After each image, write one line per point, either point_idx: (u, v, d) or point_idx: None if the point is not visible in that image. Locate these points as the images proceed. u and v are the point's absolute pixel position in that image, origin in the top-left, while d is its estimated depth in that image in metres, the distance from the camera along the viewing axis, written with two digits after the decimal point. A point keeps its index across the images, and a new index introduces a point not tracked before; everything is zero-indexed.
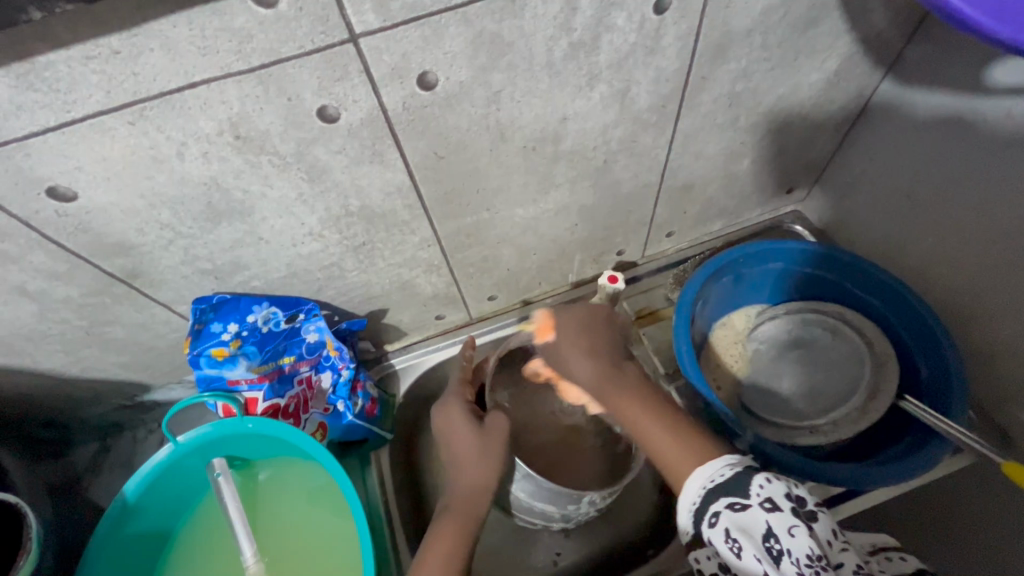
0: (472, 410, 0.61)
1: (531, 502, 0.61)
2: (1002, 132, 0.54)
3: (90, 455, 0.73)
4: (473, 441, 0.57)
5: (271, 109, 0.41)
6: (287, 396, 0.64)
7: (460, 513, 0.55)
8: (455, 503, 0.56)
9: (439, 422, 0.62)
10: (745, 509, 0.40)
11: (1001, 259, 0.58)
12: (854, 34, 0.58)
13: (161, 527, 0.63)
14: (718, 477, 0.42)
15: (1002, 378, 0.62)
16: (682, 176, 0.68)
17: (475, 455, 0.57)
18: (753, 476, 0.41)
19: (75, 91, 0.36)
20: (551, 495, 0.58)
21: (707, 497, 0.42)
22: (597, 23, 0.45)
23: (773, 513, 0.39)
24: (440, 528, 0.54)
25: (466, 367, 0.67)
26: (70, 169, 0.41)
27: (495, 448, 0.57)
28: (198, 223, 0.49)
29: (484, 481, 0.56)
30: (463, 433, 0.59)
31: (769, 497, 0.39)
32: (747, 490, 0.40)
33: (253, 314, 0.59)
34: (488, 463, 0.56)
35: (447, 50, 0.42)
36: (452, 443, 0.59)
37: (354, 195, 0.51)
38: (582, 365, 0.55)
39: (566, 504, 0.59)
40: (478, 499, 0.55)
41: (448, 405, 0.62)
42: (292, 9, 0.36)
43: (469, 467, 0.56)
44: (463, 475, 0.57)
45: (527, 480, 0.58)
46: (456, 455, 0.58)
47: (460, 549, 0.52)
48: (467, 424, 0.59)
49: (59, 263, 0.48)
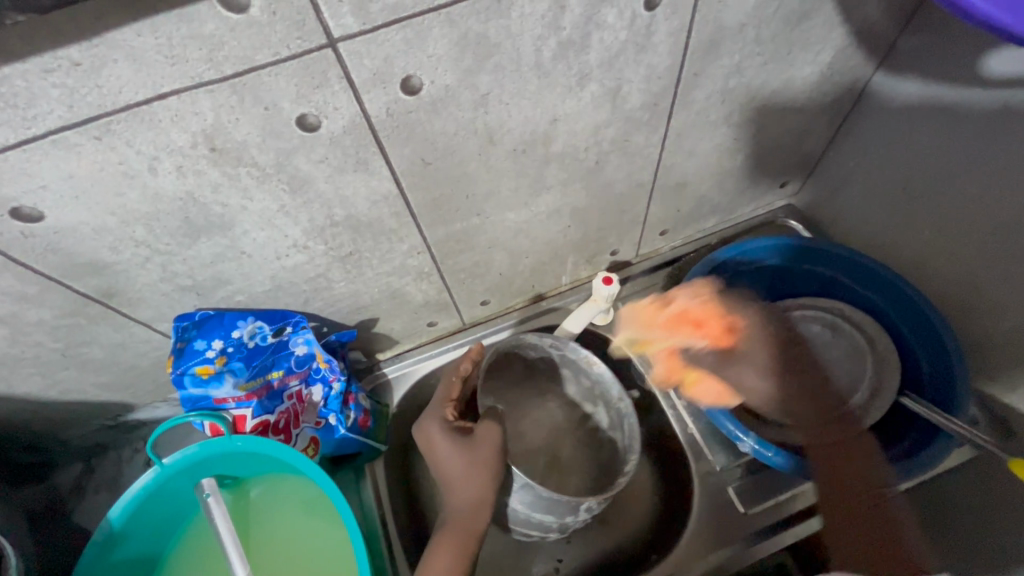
0: (453, 426, 0.58)
1: (529, 514, 0.59)
2: (1002, 125, 0.54)
3: (74, 477, 0.70)
4: (456, 461, 0.56)
5: (247, 119, 0.39)
6: (277, 412, 0.61)
7: (457, 529, 0.54)
8: (452, 518, 0.55)
9: (421, 439, 0.59)
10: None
11: (1000, 251, 0.58)
12: (847, 27, 0.57)
13: (149, 552, 0.61)
14: None
15: (1004, 370, 0.62)
16: (676, 175, 0.66)
17: (463, 472, 0.55)
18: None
19: (35, 106, 0.34)
20: (548, 505, 0.57)
21: None
22: (586, 21, 0.43)
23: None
24: (440, 541, 0.54)
25: (451, 381, 0.64)
26: (34, 187, 0.38)
27: (482, 462, 0.55)
28: (176, 239, 0.46)
29: (478, 496, 0.55)
30: (446, 453, 0.57)
31: None
32: None
33: (239, 329, 0.57)
34: (479, 476, 0.55)
35: (430, 53, 0.40)
36: (439, 463, 0.57)
37: (339, 205, 0.49)
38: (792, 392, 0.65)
39: (563, 514, 0.58)
40: (477, 512, 0.55)
41: (426, 425, 0.59)
42: (265, 14, 0.34)
43: (460, 485, 0.55)
44: (455, 494, 0.55)
45: (525, 490, 0.56)
46: (448, 474, 0.56)
47: (462, 563, 0.53)
48: (451, 443, 0.57)
49: (29, 285, 0.46)
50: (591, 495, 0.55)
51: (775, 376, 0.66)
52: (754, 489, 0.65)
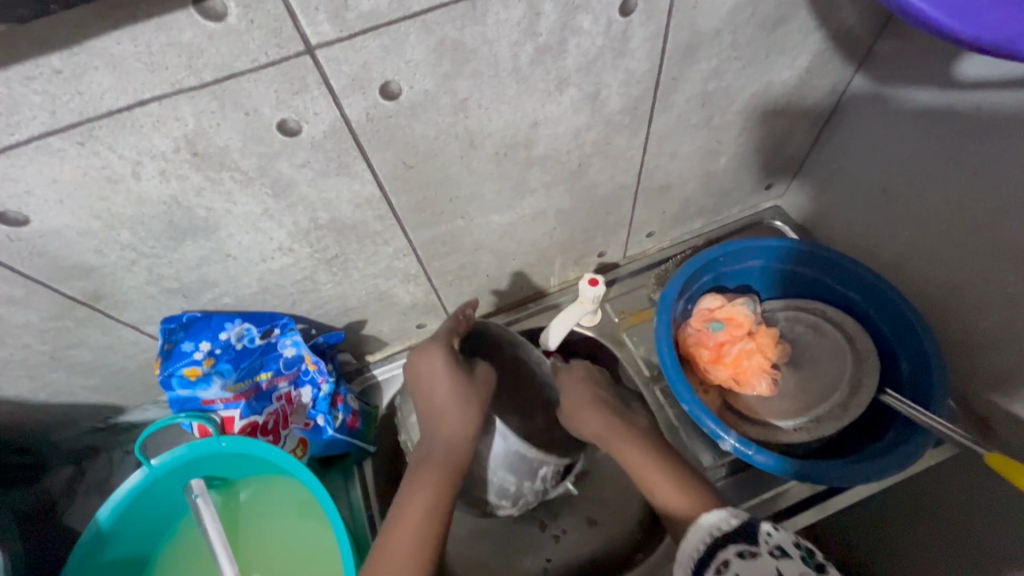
0: (456, 358, 0.56)
1: (492, 474, 0.58)
2: (977, 124, 0.54)
3: (65, 480, 0.68)
4: (451, 393, 0.54)
5: (228, 124, 0.40)
6: (265, 413, 0.62)
7: (442, 466, 0.54)
8: (435, 452, 0.55)
9: (416, 364, 0.58)
10: (755, 557, 0.44)
11: (978, 250, 0.59)
12: (824, 31, 0.58)
13: (139, 551, 0.62)
14: (728, 524, 0.48)
15: (983, 370, 0.62)
16: (659, 177, 0.67)
17: (456, 405, 0.54)
18: (760, 526, 0.47)
19: (18, 113, 0.35)
20: (516, 464, 0.57)
21: (717, 544, 0.47)
22: (562, 27, 0.44)
23: (782, 558, 0.44)
24: (420, 478, 0.54)
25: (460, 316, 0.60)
26: (20, 192, 0.39)
27: (473, 400, 0.54)
28: (161, 242, 0.47)
29: (465, 436, 0.54)
30: (441, 383, 0.55)
31: (777, 545, 0.45)
32: (757, 539, 0.46)
33: (226, 331, 0.58)
34: (472, 412, 0.54)
35: (408, 59, 0.41)
36: (432, 390, 0.56)
37: (323, 208, 0.50)
38: (591, 404, 0.61)
39: (524, 478, 0.59)
40: (462, 451, 0.54)
41: (429, 350, 0.57)
42: (242, 22, 0.34)
43: (450, 419, 0.54)
44: (444, 427, 0.55)
45: (500, 441, 0.57)
46: (438, 407, 0.55)
47: (442, 497, 0.53)
48: (450, 374, 0.55)
49: (16, 288, 0.46)
50: (556, 457, 0.59)
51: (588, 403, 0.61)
52: (738, 489, 0.66)
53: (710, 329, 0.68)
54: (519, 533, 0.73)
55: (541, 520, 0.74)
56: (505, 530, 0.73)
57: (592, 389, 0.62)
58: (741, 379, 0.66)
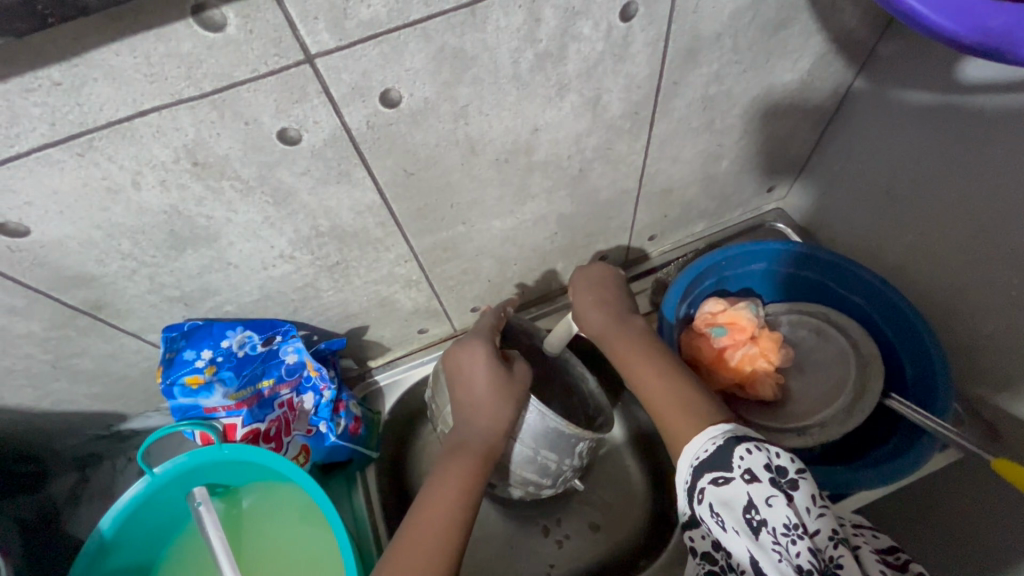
0: (497, 353, 0.56)
1: (534, 453, 0.56)
2: (981, 125, 0.54)
3: (69, 485, 0.68)
4: (490, 387, 0.54)
5: (227, 134, 0.40)
6: (267, 420, 0.62)
7: (477, 458, 0.52)
8: (470, 442, 0.53)
9: (455, 357, 0.57)
10: (729, 483, 0.41)
11: (984, 253, 0.58)
12: (825, 33, 0.58)
13: (142, 559, 0.61)
14: (710, 446, 0.43)
15: (988, 373, 0.61)
16: (661, 181, 0.67)
17: (493, 397, 0.53)
18: (734, 448, 0.42)
19: (17, 125, 0.35)
20: (554, 439, 0.55)
21: (697, 473, 0.43)
22: (562, 34, 0.44)
23: (753, 484, 0.40)
24: (445, 471, 0.51)
25: (499, 316, 0.62)
26: (20, 204, 0.39)
27: (512, 397, 0.53)
28: (162, 251, 0.47)
29: (498, 431, 0.53)
30: (480, 376, 0.55)
31: (749, 468, 0.40)
32: (729, 463, 0.41)
33: (228, 338, 0.57)
34: (508, 411, 0.53)
35: (408, 66, 0.41)
36: (468, 381, 0.55)
37: (323, 216, 0.50)
38: (601, 309, 0.60)
39: (563, 455, 0.57)
40: (494, 447, 0.53)
41: (470, 346, 0.57)
42: (241, 32, 0.34)
43: (485, 411, 0.53)
44: (479, 420, 0.53)
45: (538, 419, 0.54)
46: (474, 397, 0.54)
47: (472, 488, 0.50)
48: (489, 367, 0.55)
49: (17, 298, 0.46)
50: (593, 434, 0.56)
51: (602, 305, 0.60)
52: None
53: (711, 336, 0.67)
54: (522, 539, 0.73)
55: (544, 526, 0.73)
56: (507, 535, 0.73)
57: (605, 292, 0.61)
58: (747, 385, 0.66)
